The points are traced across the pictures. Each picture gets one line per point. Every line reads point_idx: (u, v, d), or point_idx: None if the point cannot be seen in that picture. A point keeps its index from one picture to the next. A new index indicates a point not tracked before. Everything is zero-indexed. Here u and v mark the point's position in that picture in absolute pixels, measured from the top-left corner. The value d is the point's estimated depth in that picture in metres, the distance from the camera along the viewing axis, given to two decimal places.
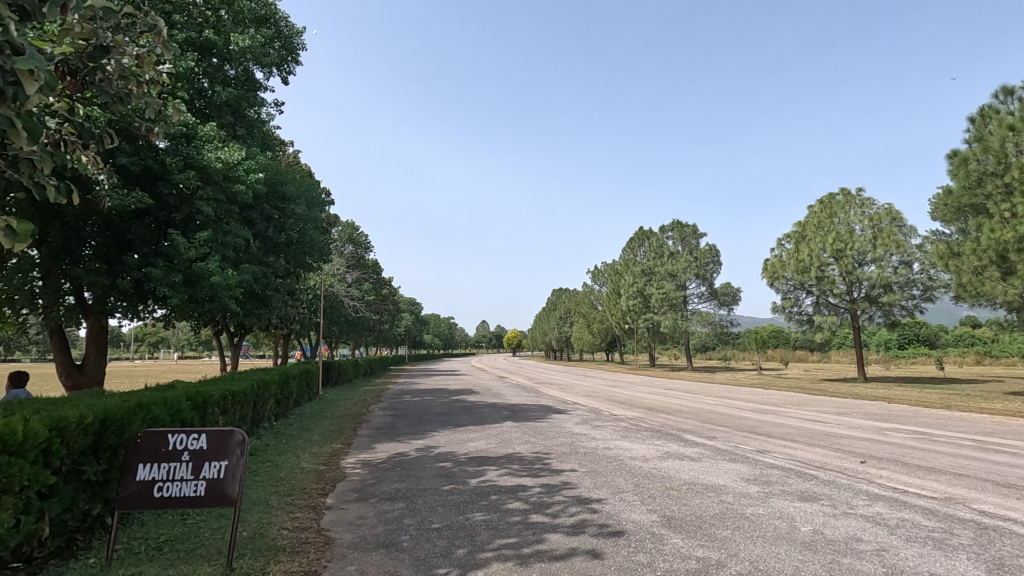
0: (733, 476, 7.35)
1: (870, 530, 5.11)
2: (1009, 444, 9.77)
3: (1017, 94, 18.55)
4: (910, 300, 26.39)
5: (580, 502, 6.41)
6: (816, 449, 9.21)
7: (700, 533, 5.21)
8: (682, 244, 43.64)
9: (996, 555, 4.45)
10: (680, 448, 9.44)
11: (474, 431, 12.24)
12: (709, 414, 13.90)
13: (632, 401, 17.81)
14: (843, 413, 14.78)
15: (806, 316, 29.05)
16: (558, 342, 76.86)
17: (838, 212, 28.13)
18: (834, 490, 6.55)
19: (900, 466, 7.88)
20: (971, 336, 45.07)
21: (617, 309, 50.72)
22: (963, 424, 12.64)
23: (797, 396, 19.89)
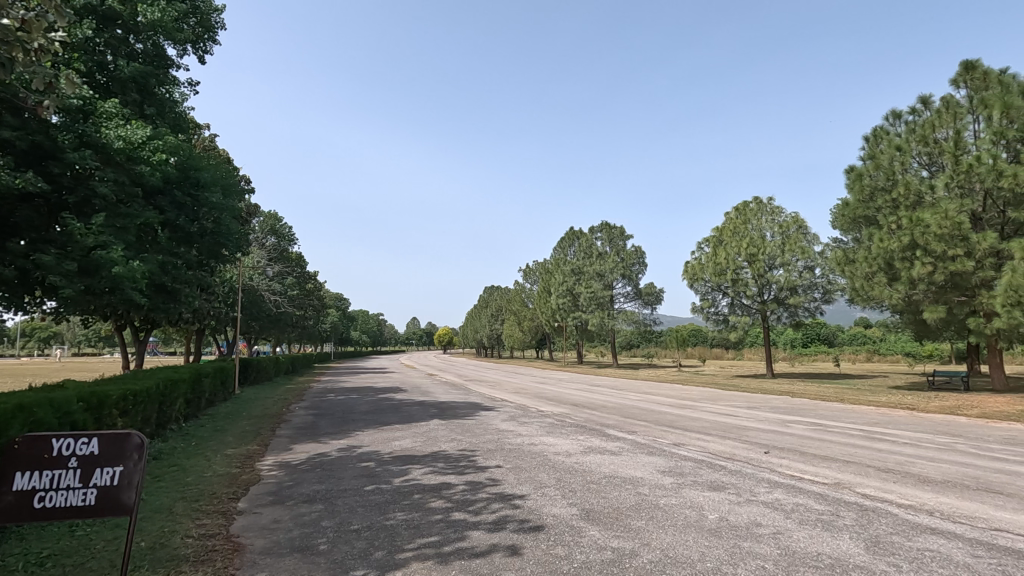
0: (649, 469, 7.68)
1: (769, 515, 5.52)
2: (891, 434, 10.83)
3: (903, 117, 20.61)
4: (812, 302, 28.62)
5: (503, 499, 6.47)
6: (726, 441, 9.82)
7: (616, 524, 5.40)
8: (610, 245, 44.97)
9: (873, 534, 4.93)
10: (602, 442, 9.76)
11: (400, 429, 12.03)
12: (631, 410, 14.43)
13: (559, 397, 18.16)
14: (751, 407, 15.81)
15: (722, 316, 30.82)
16: (489, 339, 77.01)
17: (751, 219, 30.08)
18: (739, 479, 7.01)
19: (798, 455, 8.55)
20: (863, 335, 49.51)
21: (547, 307, 51.46)
22: (854, 415, 13.86)
23: (713, 392, 21.01)
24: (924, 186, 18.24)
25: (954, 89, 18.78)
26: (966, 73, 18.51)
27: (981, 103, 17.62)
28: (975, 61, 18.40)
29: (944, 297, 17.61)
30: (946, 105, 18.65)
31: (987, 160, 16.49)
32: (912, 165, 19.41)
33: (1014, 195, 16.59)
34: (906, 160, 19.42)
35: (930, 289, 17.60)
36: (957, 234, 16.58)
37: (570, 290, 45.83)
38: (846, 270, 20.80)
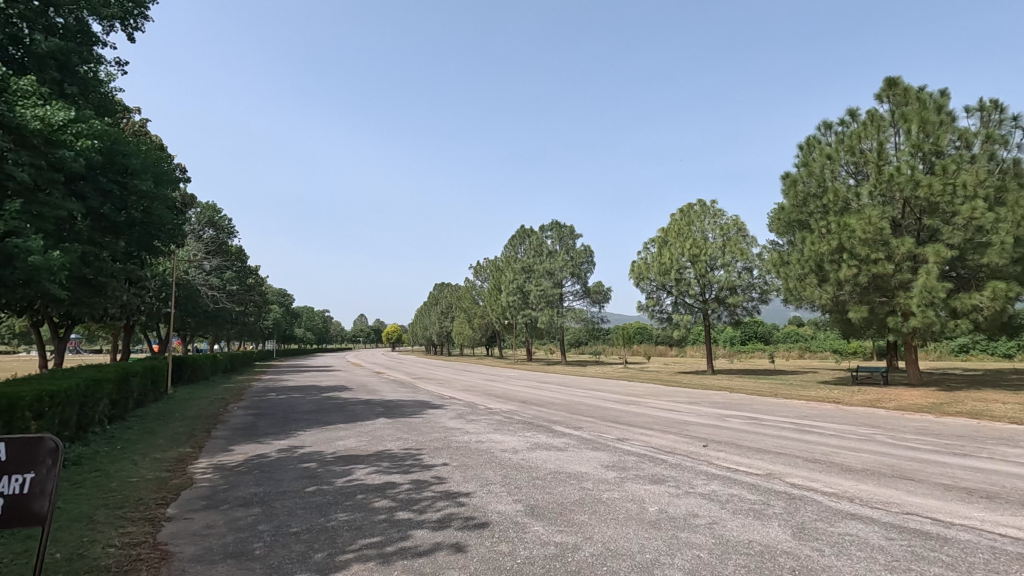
0: (594, 464, 7.82)
1: (705, 506, 5.73)
2: (819, 426, 11.49)
3: (833, 128, 21.87)
4: (750, 301, 29.93)
5: (448, 497, 6.43)
6: (668, 436, 10.13)
7: (560, 520, 5.47)
8: (560, 244, 45.48)
9: (800, 521, 5.22)
10: (549, 439, 9.87)
11: (344, 429, 11.74)
12: (578, 406, 14.66)
13: (508, 395, 18.23)
14: (692, 402, 16.38)
15: (666, 314, 31.78)
16: (439, 336, 76.44)
17: (695, 221, 31.15)
18: (679, 472, 7.26)
19: (734, 448, 8.94)
20: (796, 333, 52.26)
21: (497, 305, 51.56)
22: (786, 409, 14.63)
23: (656, 388, 21.65)
24: (851, 194, 19.43)
25: (878, 103, 20.07)
26: (889, 89, 19.82)
27: (901, 117, 18.95)
28: (897, 78, 19.74)
29: (867, 297, 18.84)
30: (871, 118, 19.93)
31: (906, 170, 17.81)
32: (840, 173, 20.65)
33: (928, 204, 17.92)
34: (835, 168, 20.62)
35: (856, 290, 18.78)
36: (879, 239, 17.76)
37: (520, 288, 46.02)
38: (781, 272, 21.87)
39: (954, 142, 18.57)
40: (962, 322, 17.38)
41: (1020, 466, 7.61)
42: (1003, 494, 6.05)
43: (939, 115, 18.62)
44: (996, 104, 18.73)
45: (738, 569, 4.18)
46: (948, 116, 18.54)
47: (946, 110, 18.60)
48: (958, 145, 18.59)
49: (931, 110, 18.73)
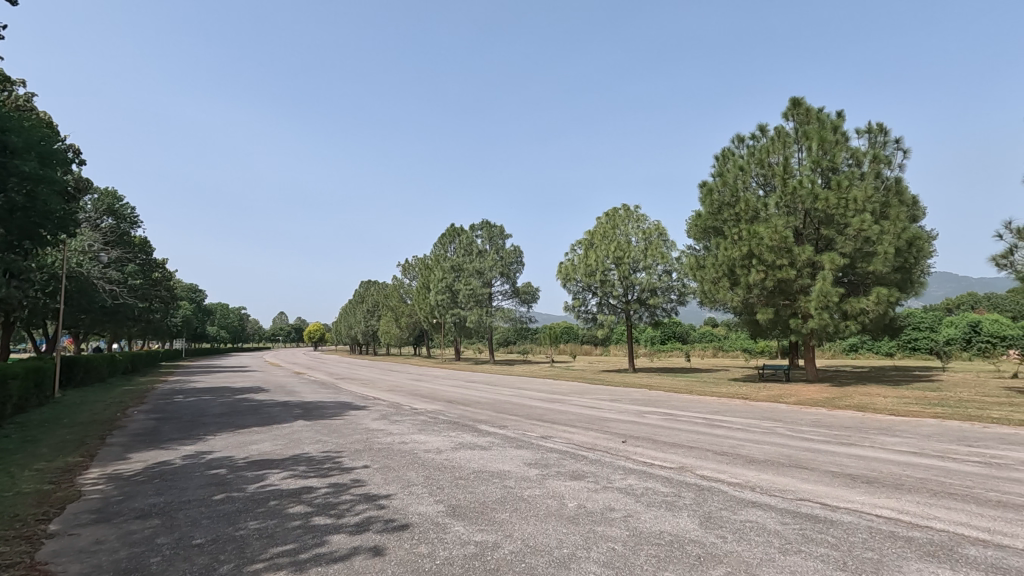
0: (517, 462, 7.91)
1: (621, 500, 5.95)
2: (729, 421, 12.23)
3: (745, 141, 23.40)
4: (669, 302, 31.39)
5: (368, 500, 6.27)
6: (589, 433, 10.43)
7: (481, 519, 5.48)
8: (490, 243, 45.55)
9: (707, 510, 5.54)
10: (473, 438, 9.86)
11: (258, 432, 11.15)
12: (503, 405, 14.76)
13: (434, 395, 18.03)
14: (614, 400, 16.94)
15: (591, 314, 32.71)
16: (365, 335, 74.35)
17: (619, 224, 32.28)
18: (598, 467, 7.49)
19: (651, 443, 9.33)
20: (711, 333, 55.44)
21: (425, 303, 50.91)
22: (700, 405, 15.47)
23: (580, 386, 22.22)
24: (760, 204, 20.83)
25: (784, 121, 21.69)
26: (794, 108, 21.45)
27: (804, 135, 20.64)
28: (800, 99, 21.40)
29: (773, 301, 20.27)
30: (778, 134, 21.53)
31: (806, 184, 19.41)
32: (751, 184, 22.12)
33: (825, 215, 19.58)
34: (746, 179, 22.07)
35: (763, 294, 20.18)
36: (783, 246, 19.22)
37: (449, 287, 45.75)
38: (697, 275, 23.06)
39: (847, 160, 20.42)
40: (852, 324, 19.14)
41: (896, 453, 8.48)
42: (881, 479, 6.72)
43: (835, 135, 20.43)
44: (881, 128, 20.78)
45: (650, 559, 4.37)
46: (842, 136, 20.38)
47: (841, 131, 20.44)
48: (850, 163, 20.48)
49: (828, 130, 20.51)
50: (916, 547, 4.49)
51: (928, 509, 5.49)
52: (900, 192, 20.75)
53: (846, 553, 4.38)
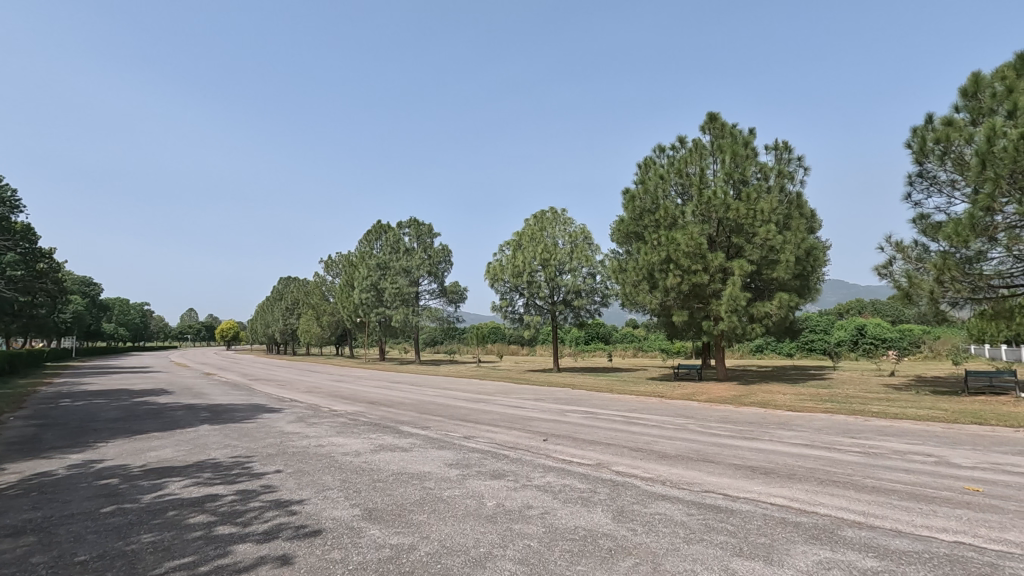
0: (437, 463, 7.84)
1: (539, 497, 6.06)
2: (645, 418, 12.78)
3: (666, 151, 24.55)
4: (593, 304, 32.32)
5: (278, 506, 5.99)
6: (512, 432, 10.54)
7: (399, 521, 5.39)
8: (417, 242, 44.84)
9: (621, 505, 5.75)
10: (394, 439, 9.67)
11: (158, 438, 10.33)
12: (427, 406, 14.57)
13: (355, 396, 17.50)
14: (537, 399, 17.20)
15: (518, 314, 33.10)
16: (283, 334, 70.92)
17: (547, 227, 32.85)
18: (518, 466, 7.58)
19: (571, 441, 9.56)
20: (632, 334, 57.74)
21: (349, 302, 49.35)
22: (619, 404, 16.05)
23: (505, 386, 22.37)
24: (677, 211, 21.91)
25: (701, 134, 22.97)
26: (710, 122, 22.77)
27: (718, 148, 21.98)
28: (716, 113, 22.74)
29: (687, 304, 21.37)
30: (695, 146, 22.77)
31: (720, 195, 20.64)
32: (670, 192, 23.20)
33: (736, 224, 20.91)
34: (666, 187, 23.14)
35: (678, 297, 21.24)
36: (698, 253, 20.35)
37: (375, 285, 44.56)
38: (619, 278, 23.86)
39: (756, 174, 21.98)
40: (757, 327, 20.56)
41: (791, 445, 9.21)
42: (776, 470, 7.28)
43: (745, 150, 21.90)
44: (786, 146, 22.51)
45: (564, 554, 4.47)
46: (752, 151, 21.92)
47: (751, 147, 21.95)
48: (759, 177, 22.05)
49: (739, 145, 21.97)
50: (803, 531, 4.89)
51: (815, 496, 6.00)
52: (800, 205, 22.60)
53: (742, 540, 4.70)
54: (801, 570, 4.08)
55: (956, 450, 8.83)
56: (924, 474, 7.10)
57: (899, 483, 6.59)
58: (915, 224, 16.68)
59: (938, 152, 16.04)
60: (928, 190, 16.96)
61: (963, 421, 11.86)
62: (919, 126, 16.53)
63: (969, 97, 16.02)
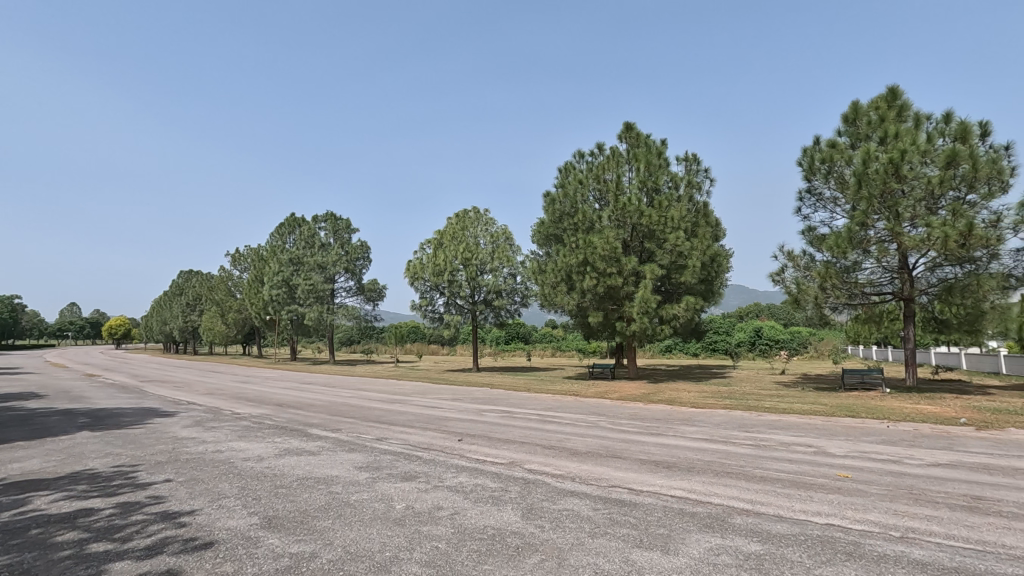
0: (346, 466, 7.58)
1: (450, 498, 6.01)
2: (559, 416, 13.06)
3: (585, 157, 25.25)
4: (513, 304, 32.56)
5: (165, 518, 5.51)
6: (426, 432, 10.39)
7: (300, 528, 5.14)
8: (334, 237, 43.15)
9: (531, 502, 5.83)
10: (301, 443, 9.23)
11: (24, 448, 9.18)
12: (339, 407, 14.03)
13: (261, 398, 16.51)
14: (454, 399, 17.08)
15: (437, 314, 32.79)
16: (181, 332, 65.66)
17: (469, 226, 32.77)
18: (431, 467, 7.49)
19: (486, 441, 9.57)
20: (551, 334, 58.97)
21: (259, 299, 46.59)
22: (535, 403, 16.29)
23: (423, 386, 22.02)
24: (594, 216, 22.64)
25: (618, 142, 23.86)
26: (627, 132, 23.73)
27: (634, 157, 22.95)
28: (632, 123, 23.73)
29: (603, 305, 22.13)
30: (612, 154, 23.62)
31: (634, 202, 21.54)
32: (588, 197, 23.88)
33: (648, 230, 21.89)
34: (585, 192, 23.82)
35: (594, 298, 21.95)
36: (613, 256, 21.16)
37: (286, 281, 43.01)
38: (538, 278, 24.19)
39: (668, 183, 23.18)
40: (666, 328, 21.65)
41: (692, 440, 9.78)
42: (678, 463, 7.70)
43: (658, 160, 23.08)
44: (695, 158, 23.91)
45: (471, 554, 4.46)
46: (665, 162, 23.11)
47: (663, 157, 23.15)
48: (670, 186, 23.25)
49: (653, 154, 23.13)
50: (698, 521, 5.20)
51: (710, 487, 6.40)
52: (705, 214, 24.11)
53: (643, 531, 4.91)
54: (693, 558, 4.33)
55: (833, 441, 9.77)
56: (806, 463, 7.80)
57: (783, 472, 7.19)
58: (804, 236, 18.29)
59: (824, 171, 17.70)
60: (814, 206, 18.64)
61: (840, 415, 13.15)
62: (809, 146, 18.18)
63: (850, 123, 17.80)
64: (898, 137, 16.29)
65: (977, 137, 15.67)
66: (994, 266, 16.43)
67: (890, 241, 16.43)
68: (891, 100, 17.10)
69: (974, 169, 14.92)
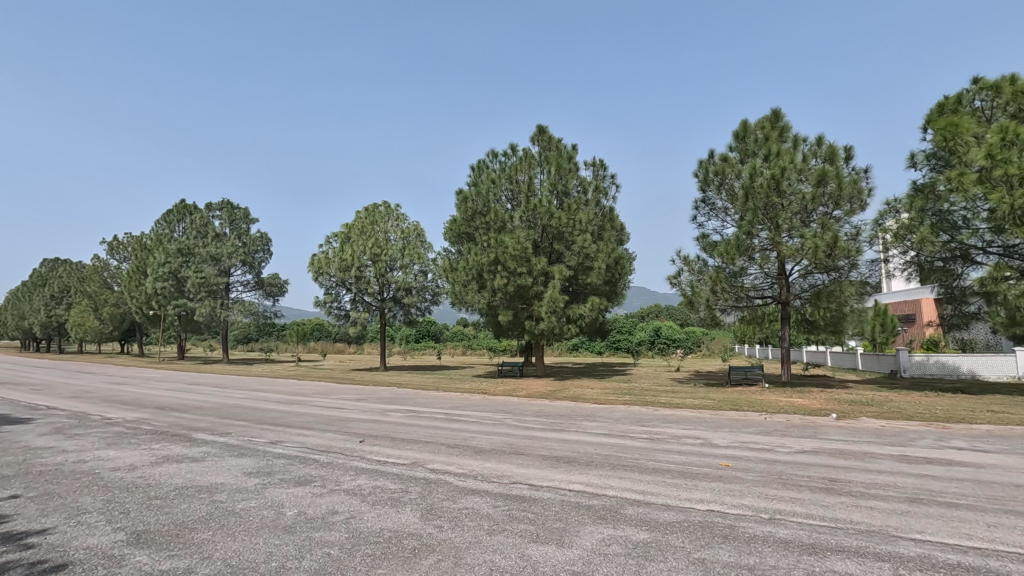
0: (234, 473, 7.07)
1: (347, 502, 5.79)
2: (466, 415, 13.05)
3: (499, 157, 25.41)
4: (423, 302, 32.00)
5: (8, 540, 4.83)
6: (326, 434, 9.95)
7: (174, 542, 4.72)
8: (230, 227, 40.19)
9: (430, 503, 5.75)
10: (183, 449, 8.48)
11: None
12: (230, 410, 13.07)
13: (138, 401, 14.97)
14: (358, 399, 16.49)
15: (343, 311, 31.61)
16: (43, 328, 58.03)
17: (379, 221, 31.89)
18: (328, 471, 7.17)
19: (388, 441, 9.33)
20: (462, 333, 58.84)
21: (141, 292, 42.37)
22: (443, 402, 16.14)
23: (325, 386, 21.08)
24: (507, 216, 22.85)
25: (531, 145, 24.30)
26: (539, 135, 24.22)
27: (546, 160, 23.49)
28: (545, 127, 24.26)
29: (512, 304, 22.40)
30: (525, 155, 24.01)
31: (545, 203, 22.06)
32: (501, 197, 24.07)
33: (558, 231, 22.43)
34: (497, 192, 24.00)
35: (504, 297, 22.14)
36: (524, 257, 21.51)
37: (174, 273, 39.41)
38: (449, 276, 24.01)
39: (578, 187, 23.96)
40: (572, 327, 22.27)
41: (593, 435, 10.16)
42: (577, 458, 7.96)
43: (568, 164, 23.84)
44: (603, 164, 24.89)
45: (365, 558, 4.32)
46: (575, 166, 23.88)
47: (573, 161, 23.95)
48: (580, 190, 24.05)
49: (564, 158, 23.87)
50: (592, 513, 5.39)
51: (606, 480, 6.67)
52: (611, 219, 25.25)
53: (540, 526, 5.01)
54: (585, 549, 4.48)
55: (718, 433, 10.56)
56: (693, 454, 8.36)
57: (672, 463, 7.65)
58: (698, 242, 19.62)
59: (717, 183, 19.10)
60: (708, 215, 20.04)
61: (725, 408, 14.25)
62: (704, 159, 19.55)
63: (739, 140, 19.35)
64: (780, 155, 17.97)
65: (843, 159, 17.63)
66: (853, 274, 18.60)
67: (771, 250, 18.06)
68: (775, 122, 18.82)
69: (840, 188, 16.83)
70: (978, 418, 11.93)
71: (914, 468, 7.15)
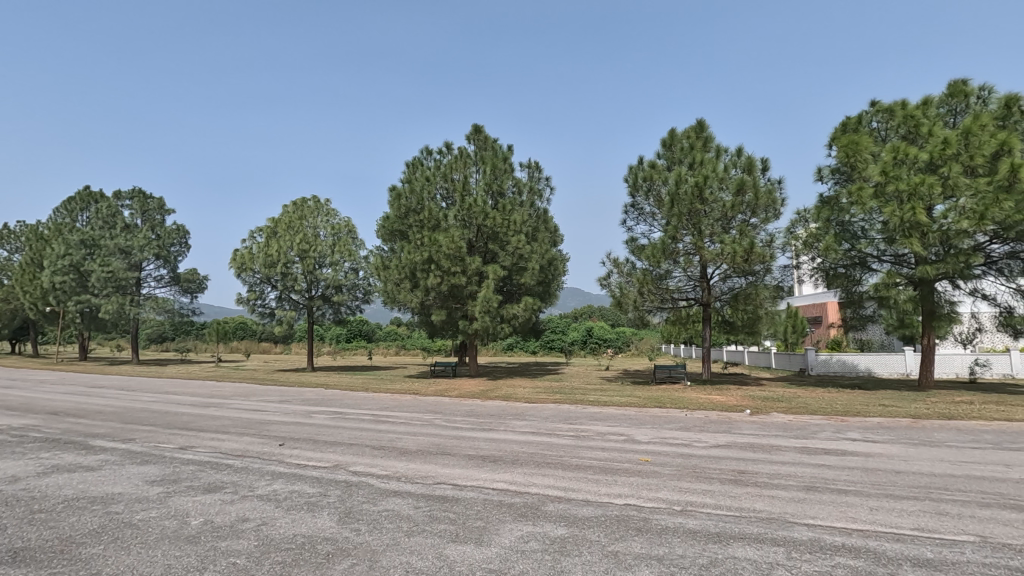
0: (136, 481, 6.57)
1: (258, 508, 5.52)
2: (394, 416, 12.81)
3: (434, 154, 25.15)
4: (354, 301, 31.08)
5: None
6: (242, 438, 9.47)
7: (57, 558, 4.32)
8: (142, 218, 37.41)
9: (349, 506, 5.58)
10: (77, 458, 7.79)
11: None
12: (135, 414, 12.14)
13: (27, 406, 13.62)
14: (281, 401, 15.81)
15: (268, 308, 30.22)
16: None
17: (308, 216, 30.83)
18: (241, 475, 6.82)
19: (310, 444, 9.00)
20: (394, 332, 57.85)
21: (37, 287, 38.53)
22: (371, 402, 15.75)
23: (245, 388, 20.06)
24: (441, 214, 22.58)
25: (467, 143, 24.22)
26: (474, 134, 24.21)
27: (480, 160, 23.45)
28: (480, 126, 24.28)
29: (446, 304, 22.22)
30: (460, 154, 23.89)
31: (480, 203, 22.04)
32: (435, 195, 23.81)
33: (493, 231, 22.46)
34: (432, 190, 23.74)
35: (438, 296, 21.91)
36: (458, 255, 21.40)
37: (76, 267, 36.15)
38: (381, 274, 23.45)
39: (513, 188, 24.11)
40: (506, 327, 22.33)
41: (521, 434, 10.22)
42: (503, 457, 7.99)
43: (503, 164, 23.98)
44: (537, 166, 25.20)
45: (274, 566, 4.14)
46: (509, 167, 24.04)
47: (508, 162, 24.11)
48: (514, 191, 24.23)
49: (499, 159, 23.98)
50: (513, 511, 5.44)
51: (531, 478, 6.73)
52: (544, 220, 25.70)
53: (460, 525, 4.99)
54: (503, 546, 4.51)
55: (641, 429, 10.94)
56: (615, 450, 8.62)
57: (595, 460, 7.84)
58: (627, 245, 20.26)
59: (645, 188, 19.79)
60: (637, 219, 20.71)
61: (648, 406, 14.76)
62: (634, 165, 20.25)
63: (667, 148, 20.15)
64: (703, 164, 18.84)
65: (760, 170, 18.77)
66: (768, 279, 19.85)
67: (694, 254, 18.92)
68: (699, 132, 19.77)
69: (756, 198, 17.91)
70: (871, 412, 13.07)
71: (813, 459, 7.72)
